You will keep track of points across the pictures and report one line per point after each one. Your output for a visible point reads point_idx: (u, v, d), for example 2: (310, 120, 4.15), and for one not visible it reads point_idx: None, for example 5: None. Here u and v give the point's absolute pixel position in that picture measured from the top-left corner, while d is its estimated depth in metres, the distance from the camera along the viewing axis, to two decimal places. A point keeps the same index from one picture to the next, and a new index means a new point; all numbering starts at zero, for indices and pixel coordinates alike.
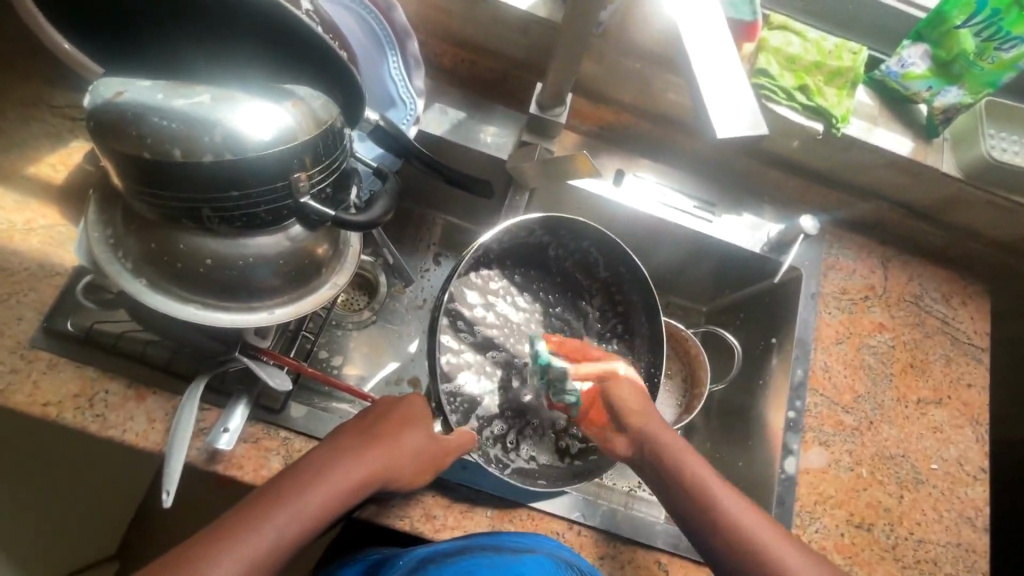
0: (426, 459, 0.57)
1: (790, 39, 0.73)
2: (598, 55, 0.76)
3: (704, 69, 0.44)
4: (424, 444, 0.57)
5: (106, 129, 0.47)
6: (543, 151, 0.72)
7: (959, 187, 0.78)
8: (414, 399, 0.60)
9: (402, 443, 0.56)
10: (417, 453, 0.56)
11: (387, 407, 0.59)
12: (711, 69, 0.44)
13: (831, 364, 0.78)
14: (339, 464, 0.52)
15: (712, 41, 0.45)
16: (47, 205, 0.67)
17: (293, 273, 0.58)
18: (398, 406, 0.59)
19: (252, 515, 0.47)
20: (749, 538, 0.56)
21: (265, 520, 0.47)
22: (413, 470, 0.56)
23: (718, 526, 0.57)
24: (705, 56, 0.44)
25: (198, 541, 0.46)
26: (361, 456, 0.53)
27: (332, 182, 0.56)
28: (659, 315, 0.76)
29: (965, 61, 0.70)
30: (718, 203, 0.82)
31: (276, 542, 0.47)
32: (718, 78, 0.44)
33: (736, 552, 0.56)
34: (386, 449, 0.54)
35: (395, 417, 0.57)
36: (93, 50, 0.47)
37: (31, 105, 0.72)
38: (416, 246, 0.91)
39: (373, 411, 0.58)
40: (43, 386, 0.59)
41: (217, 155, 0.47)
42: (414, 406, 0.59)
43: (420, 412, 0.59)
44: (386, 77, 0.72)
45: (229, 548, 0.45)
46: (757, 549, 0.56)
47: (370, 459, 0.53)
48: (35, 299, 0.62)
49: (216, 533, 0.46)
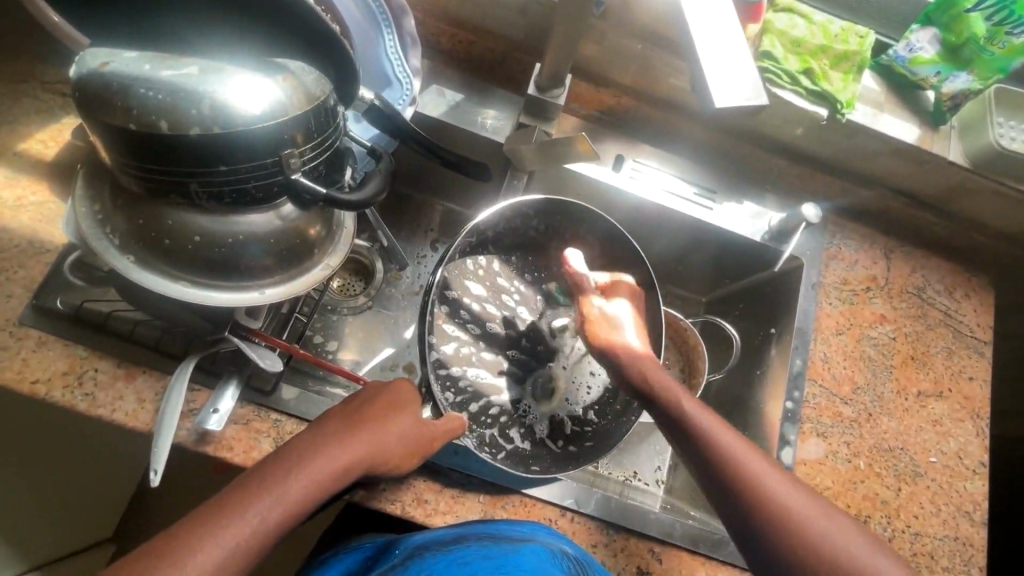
0: (414, 443, 0.57)
1: (795, 22, 0.71)
2: (599, 37, 0.74)
3: (703, 36, 0.42)
4: (411, 429, 0.57)
5: (90, 100, 0.46)
6: (541, 133, 0.70)
7: (966, 175, 0.77)
8: (400, 383, 0.60)
9: (390, 427, 0.56)
10: (404, 437, 0.56)
11: (374, 392, 0.58)
12: (711, 36, 0.42)
13: (830, 355, 0.77)
14: (327, 446, 0.51)
15: (714, 6, 0.43)
16: (37, 181, 0.66)
17: (285, 253, 0.57)
18: (385, 391, 0.59)
19: (238, 499, 0.46)
20: (751, 478, 0.51)
21: (250, 505, 0.46)
22: (401, 454, 0.56)
23: (714, 468, 0.53)
24: (705, 21, 0.43)
25: (179, 529, 0.44)
26: (350, 438, 0.52)
27: (325, 160, 0.55)
28: (658, 304, 0.73)
29: (974, 46, 0.68)
30: (719, 191, 0.81)
31: (263, 526, 0.46)
32: (718, 48, 0.42)
33: (731, 491, 0.52)
34: (373, 433, 0.54)
35: (382, 401, 0.57)
36: (77, 18, 0.45)
37: (22, 80, 0.71)
38: (413, 233, 0.90)
39: (358, 396, 0.58)
40: (32, 363, 0.59)
41: (205, 128, 0.46)
42: (402, 390, 0.60)
43: (407, 397, 0.59)
44: (382, 56, 0.71)
45: (213, 533, 0.44)
46: (757, 488, 0.51)
47: (359, 442, 0.53)
48: (24, 276, 0.62)
49: (198, 519, 0.45)
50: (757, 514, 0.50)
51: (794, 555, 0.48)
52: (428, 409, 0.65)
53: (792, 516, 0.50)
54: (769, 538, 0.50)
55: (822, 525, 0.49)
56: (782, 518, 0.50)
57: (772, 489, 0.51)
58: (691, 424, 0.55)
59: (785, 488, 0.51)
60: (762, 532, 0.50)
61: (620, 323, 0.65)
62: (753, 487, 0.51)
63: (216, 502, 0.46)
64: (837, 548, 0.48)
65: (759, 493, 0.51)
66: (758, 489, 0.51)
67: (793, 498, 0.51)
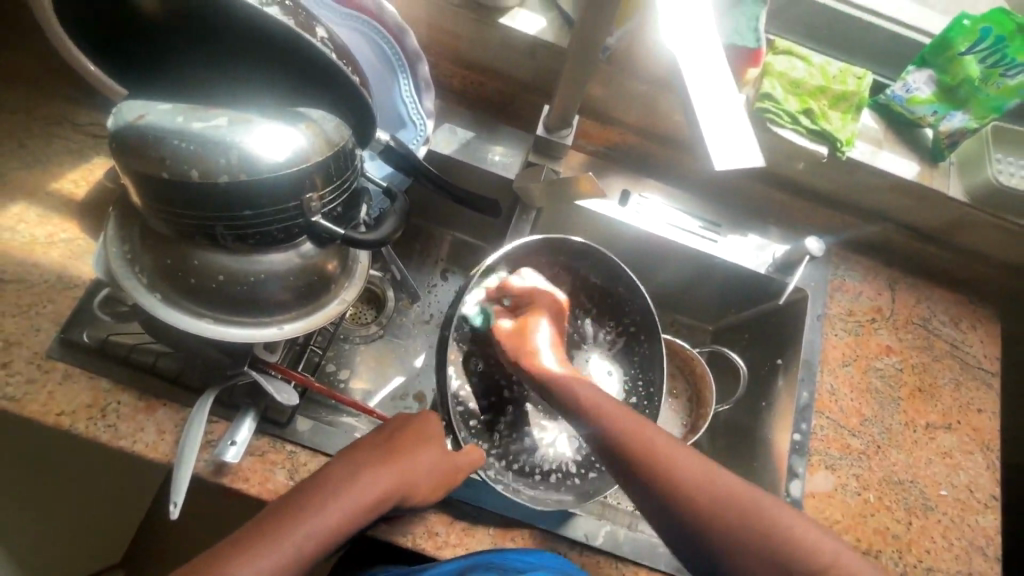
0: (442, 476, 0.58)
1: (794, 64, 0.74)
2: (605, 79, 0.77)
3: (696, 81, 0.41)
4: (438, 461, 0.58)
5: (127, 150, 0.49)
6: (550, 172, 0.73)
7: (966, 210, 0.78)
8: (428, 415, 0.62)
9: (421, 458, 0.57)
10: (433, 471, 0.58)
11: (403, 423, 0.60)
12: (706, 87, 0.41)
13: (837, 387, 0.77)
14: (361, 475, 0.53)
15: (704, 57, 0.42)
16: (69, 219, 0.70)
17: (304, 288, 0.59)
18: (415, 422, 0.60)
19: (272, 528, 0.48)
20: (715, 489, 0.51)
21: (285, 535, 0.48)
22: (429, 486, 0.57)
23: (715, 507, 0.50)
24: (700, 74, 0.41)
25: (229, 551, 0.46)
26: (383, 467, 0.54)
27: (343, 201, 0.57)
28: (659, 334, 0.77)
29: (970, 86, 0.70)
30: (724, 223, 0.84)
31: (299, 556, 0.48)
32: (717, 108, 0.40)
33: (721, 519, 0.49)
34: (403, 467, 0.55)
35: (410, 431, 0.59)
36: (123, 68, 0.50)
37: (56, 122, 0.75)
38: (423, 263, 0.92)
39: (388, 428, 0.59)
40: (58, 396, 0.61)
41: (232, 176, 0.48)
42: (428, 422, 0.61)
43: (434, 430, 0.61)
44: (398, 99, 0.75)
45: (260, 557, 0.46)
46: (764, 519, 0.49)
47: (391, 471, 0.54)
48: (53, 310, 0.64)
49: (234, 547, 0.47)
50: (707, 527, 0.49)
51: (743, 554, 0.48)
52: (450, 441, 0.68)
53: (755, 515, 0.49)
54: (716, 551, 0.49)
55: (779, 513, 0.50)
56: (740, 524, 0.49)
57: (733, 493, 0.50)
58: (657, 453, 0.53)
59: (776, 505, 0.50)
60: (708, 548, 0.49)
61: (535, 336, 0.65)
62: (745, 508, 0.50)
63: (250, 531, 0.48)
64: (793, 531, 0.48)
65: (750, 511, 0.49)
66: (749, 508, 0.49)
67: (790, 518, 0.49)
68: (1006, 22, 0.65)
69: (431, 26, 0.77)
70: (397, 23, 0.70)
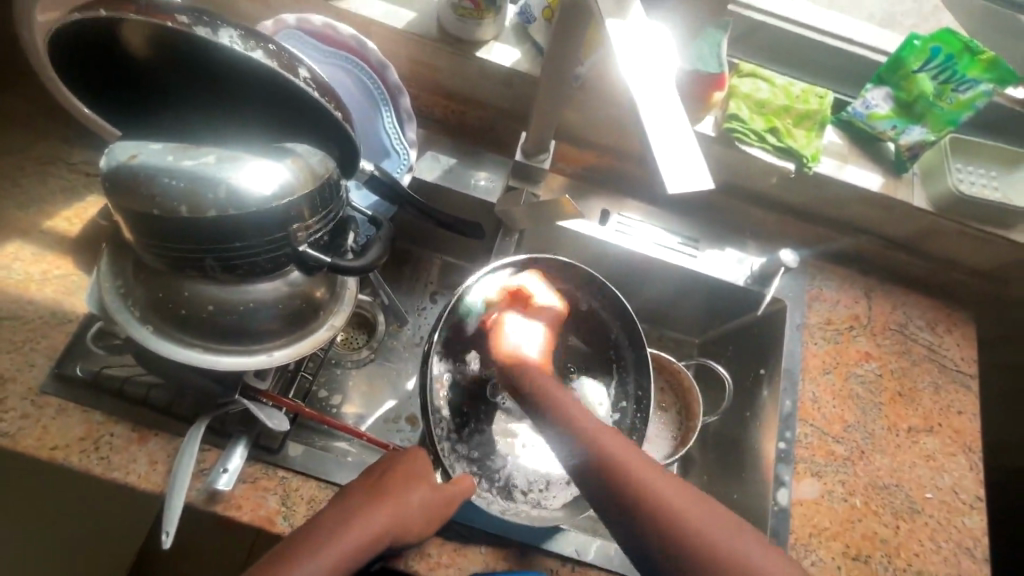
0: (432, 510, 0.59)
1: (759, 85, 0.78)
2: (579, 106, 0.81)
3: (649, 111, 0.43)
4: (428, 497, 0.59)
5: (119, 188, 0.50)
6: (529, 196, 0.77)
7: (933, 219, 0.81)
8: (416, 455, 0.63)
9: (409, 495, 0.58)
10: (423, 504, 0.58)
11: (392, 462, 0.61)
12: (658, 115, 0.43)
13: (820, 395, 0.79)
14: (356, 516, 0.55)
15: (655, 82, 0.44)
16: (63, 256, 0.72)
17: (293, 317, 0.61)
18: (402, 461, 0.61)
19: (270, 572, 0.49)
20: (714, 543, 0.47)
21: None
22: (421, 521, 0.58)
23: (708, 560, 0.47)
24: (651, 101, 0.43)
25: None
26: (375, 508, 0.56)
27: (329, 230, 0.59)
28: (643, 341, 0.78)
29: (925, 102, 0.74)
30: (701, 239, 0.86)
31: None
32: (667, 136, 0.42)
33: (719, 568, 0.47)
34: (395, 504, 0.57)
35: (401, 469, 0.60)
36: (122, 112, 0.53)
37: (50, 163, 0.77)
38: (414, 287, 0.94)
39: (376, 469, 0.60)
40: (51, 431, 0.62)
41: (220, 210, 0.49)
42: (418, 459, 0.62)
43: (422, 467, 0.62)
44: (381, 131, 0.78)
45: None
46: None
47: (385, 509, 0.56)
48: (47, 345, 0.66)
49: None
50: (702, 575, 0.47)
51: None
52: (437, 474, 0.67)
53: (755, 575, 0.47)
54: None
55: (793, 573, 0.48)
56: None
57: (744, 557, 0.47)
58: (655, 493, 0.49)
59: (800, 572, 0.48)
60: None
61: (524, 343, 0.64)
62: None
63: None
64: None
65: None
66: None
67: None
68: (954, 42, 0.69)
69: (412, 59, 0.80)
70: (378, 59, 0.75)
